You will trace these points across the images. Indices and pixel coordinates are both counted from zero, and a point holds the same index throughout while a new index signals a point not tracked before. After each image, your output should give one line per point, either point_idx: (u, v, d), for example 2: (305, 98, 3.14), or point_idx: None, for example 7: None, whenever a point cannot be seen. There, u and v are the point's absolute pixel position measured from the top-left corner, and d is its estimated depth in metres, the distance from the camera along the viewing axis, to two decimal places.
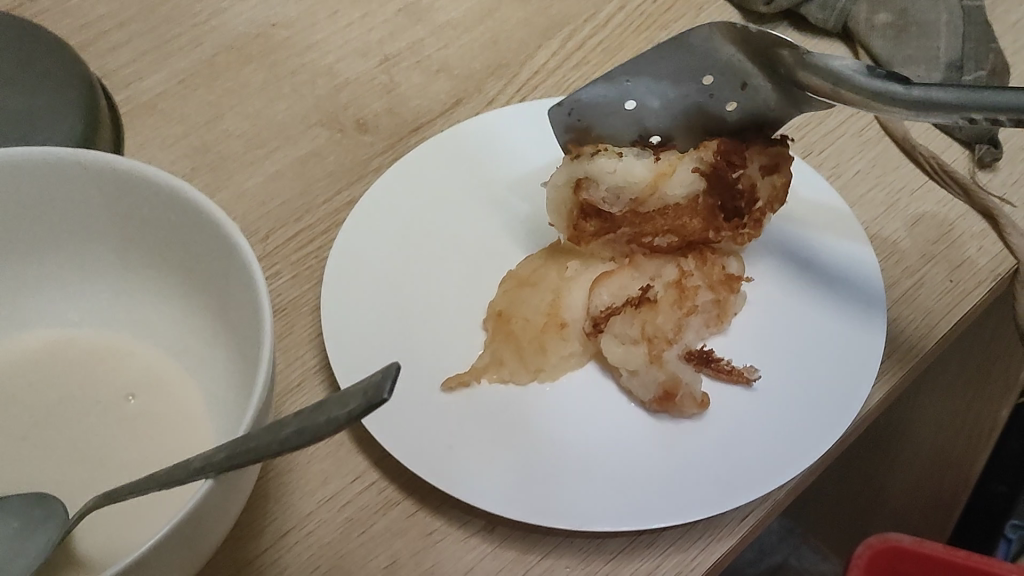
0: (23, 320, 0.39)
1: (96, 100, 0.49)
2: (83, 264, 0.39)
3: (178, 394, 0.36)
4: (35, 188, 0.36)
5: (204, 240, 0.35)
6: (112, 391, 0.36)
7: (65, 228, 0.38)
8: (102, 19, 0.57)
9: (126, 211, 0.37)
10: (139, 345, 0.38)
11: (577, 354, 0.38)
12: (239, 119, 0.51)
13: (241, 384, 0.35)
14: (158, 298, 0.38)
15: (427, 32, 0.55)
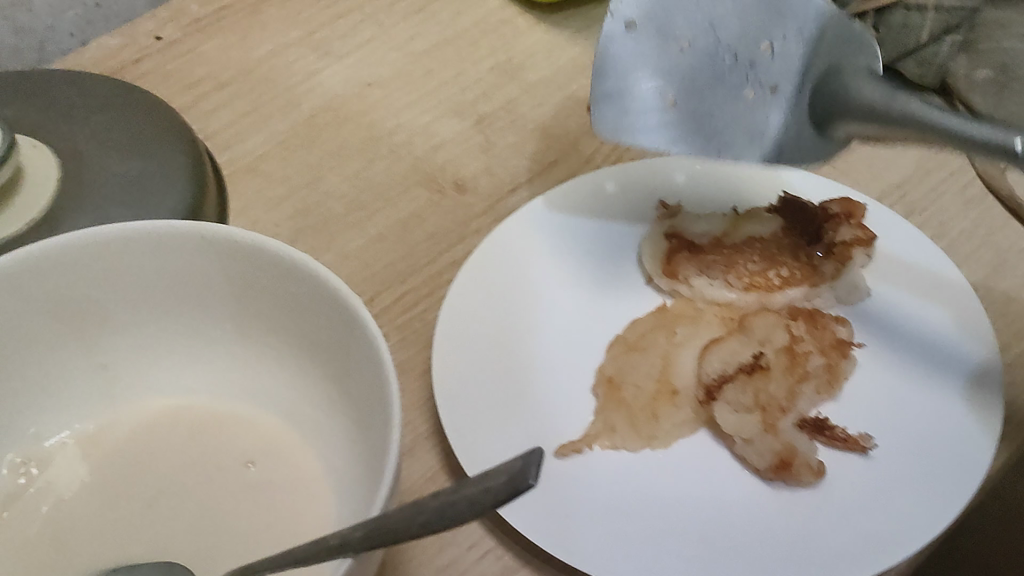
0: (143, 389, 0.40)
1: (202, 166, 0.50)
2: (199, 332, 0.39)
3: (298, 463, 0.37)
4: (155, 258, 0.37)
5: (320, 310, 0.36)
6: (232, 459, 0.37)
7: (182, 298, 0.38)
8: (202, 81, 0.58)
9: (241, 282, 0.37)
10: (256, 411, 0.39)
11: (690, 421, 0.39)
12: (339, 181, 0.52)
13: (356, 454, 0.35)
14: (272, 366, 0.39)
15: (521, 90, 0.56)
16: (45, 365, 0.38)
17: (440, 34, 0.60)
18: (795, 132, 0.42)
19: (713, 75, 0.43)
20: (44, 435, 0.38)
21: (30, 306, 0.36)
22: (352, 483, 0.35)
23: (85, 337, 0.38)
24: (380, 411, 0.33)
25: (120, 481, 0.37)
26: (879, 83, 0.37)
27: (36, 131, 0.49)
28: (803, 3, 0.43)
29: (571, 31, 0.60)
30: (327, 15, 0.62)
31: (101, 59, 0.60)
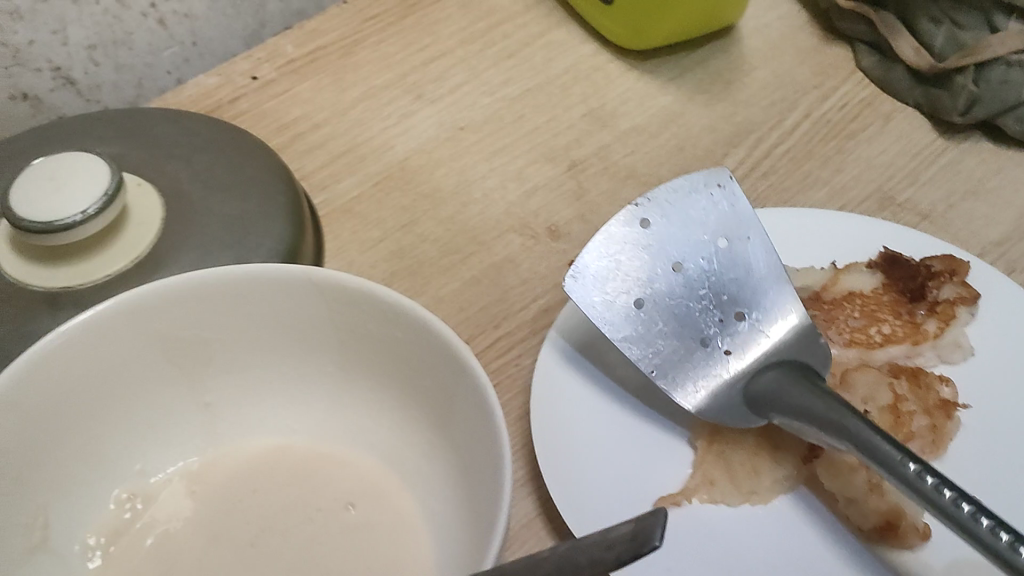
0: (247, 429, 0.40)
1: (300, 208, 0.51)
2: (303, 374, 0.40)
3: (400, 505, 0.37)
4: (262, 300, 0.37)
5: (426, 356, 0.36)
6: (332, 500, 0.37)
7: (288, 339, 0.39)
8: (297, 121, 0.59)
9: (348, 326, 0.38)
10: (358, 452, 0.39)
11: (791, 477, 0.39)
12: (433, 225, 0.52)
13: (457, 499, 0.35)
14: (374, 409, 0.40)
15: (613, 137, 0.56)
16: (152, 402, 0.39)
17: (531, 80, 0.61)
18: (740, 386, 0.40)
19: (686, 331, 0.41)
20: (150, 471, 0.39)
21: (141, 344, 0.37)
22: (456, 526, 0.35)
23: (191, 377, 0.39)
24: (486, 452, 0.33)
25: (222, 517, 0.37)
26: (816, 386, 0.38)
27: (140, 171, 0.51)
28: (784, 319, 0.42)
29: (662, 78, 0.60)
30: (419, 58, 0.63)
31: (198, 98, 0.61)
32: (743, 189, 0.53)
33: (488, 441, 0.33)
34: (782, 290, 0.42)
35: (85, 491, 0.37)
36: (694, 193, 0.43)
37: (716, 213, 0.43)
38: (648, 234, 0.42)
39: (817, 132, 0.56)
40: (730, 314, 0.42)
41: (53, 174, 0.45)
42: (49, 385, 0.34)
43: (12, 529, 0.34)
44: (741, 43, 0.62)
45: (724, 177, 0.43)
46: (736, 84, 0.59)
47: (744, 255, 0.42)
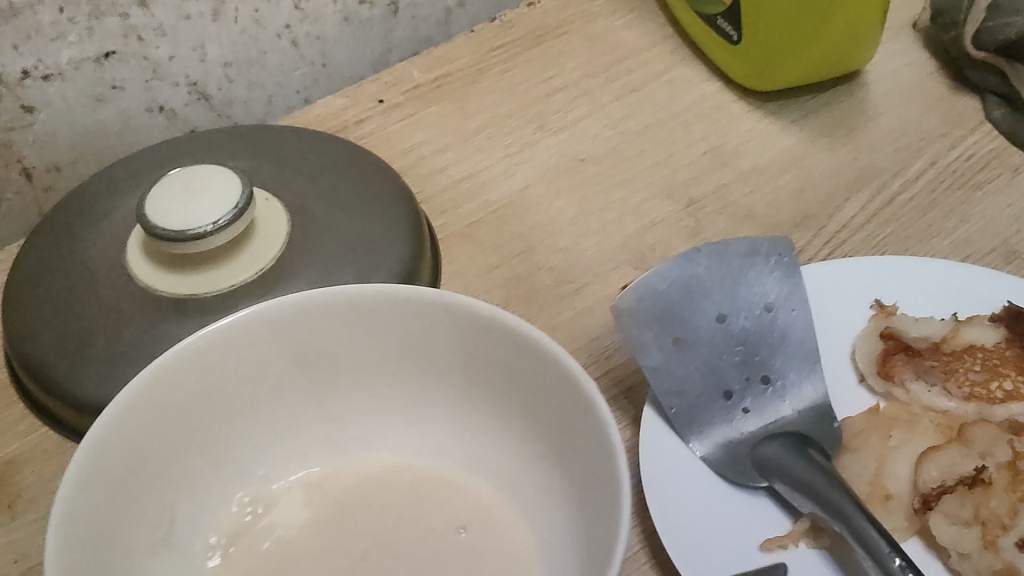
0: (373, 442, 0.41)
1: (421, 230, 0.52)
2: (426, 397, 0.41)
3: (512, 532, 0.38)
4: (391, 321, 0.38)
5: (552, 390, 0.36)
6: (445, 523, 0.38)
7: (413, 362, 0.40)
8: (421, 144, 0.60)
9: (471, 353, 0.38)
10: (476, 477, 0.40)
11: (901, 528, 0.39)
12: (550, 254, 0.53)
13: (569, 533, 0.35)
14: (492, 436, 0.40)
15: (733, 176, 0.57)
16: (280, 407, 0.40)
17: (653, 115, 0.61)
18: (749, 444, 0.41)
19: (712, 381, 0.42)
20: (275, 476, 0.40)
21: (270, 352, 0.38)
22: (565, 556, 0.35)
23: (319, 390, 0.40)
24: (604, 482, 0.33)
25: (336, 532, 0.38)
26: (819, 463, 0.39)
27: (269, 186, 0.52)
28: (803, 392, 0.43)
29: (785, 120, 0.60)
30: (542, 89, 0.63)
31: (325, 118, 0.63)
32: (862, 235, 0.52)
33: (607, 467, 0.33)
34: (811, 363, 0.43)
35: (213, 490, 0.39)
36: (757, 252, 0.43)
37: (768, 278, 0.43)
38: (707, 280, 0.42)
39: (941, 181, 0.55)
40: (753, 374, 0.43)
41: (188, 186, 0.47)
42: (179, 386, 0.36)
43: (143, 526, 0.35)
44: (867, 88, 0.61)
45: (787, 244, 0.44)
46: (861, 129, 0.59)
47: (784, 321, 0.43)
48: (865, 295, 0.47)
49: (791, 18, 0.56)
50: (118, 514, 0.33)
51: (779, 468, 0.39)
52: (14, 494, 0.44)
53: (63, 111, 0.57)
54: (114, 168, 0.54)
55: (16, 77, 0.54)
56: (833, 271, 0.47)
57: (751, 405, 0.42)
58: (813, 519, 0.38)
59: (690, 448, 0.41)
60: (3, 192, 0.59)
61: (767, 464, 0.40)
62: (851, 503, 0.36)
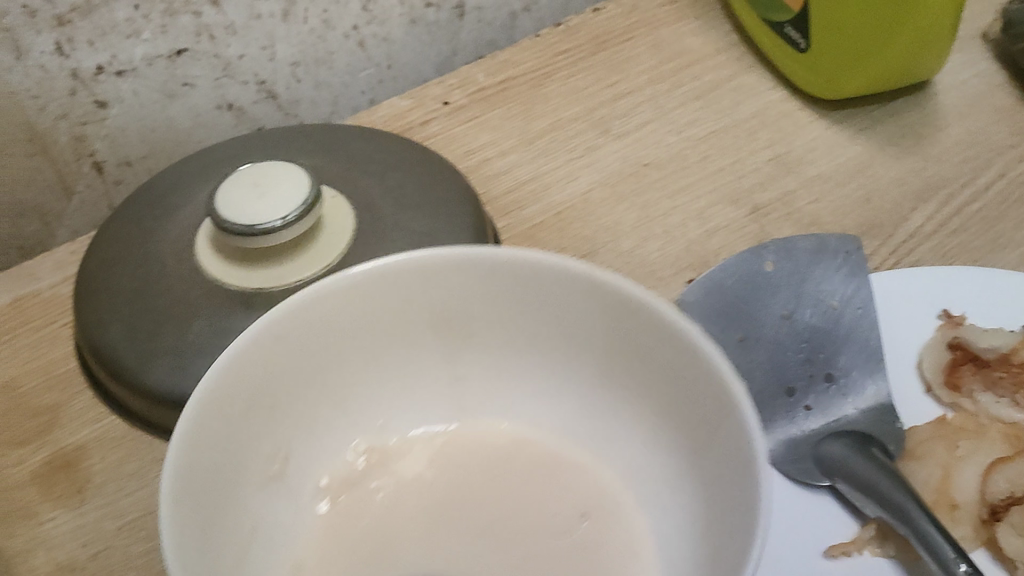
0: (498, 413, 0.42)
1: (485, 230, 0.52)
2: (561, 375, 0.40)
3: (629, 524, 0.36)
4: (517, 287, 0.38)
5: (676, 367, 0.34)
6: (566, 511, 0.37)
7: (544, 333, 0.39)
8: (485, 146, 0.60)
9: (603, 329, 0.37)
10: (602, 463, 0.39)
11: (967, 539, 0.39)
12: (613, 257, 0.53)
13: (691, 521, 0.34)
14: (621, 421, 0.38)
15: (798, 183, 0.56)
16: (401, 364, 0.41)
17: (718, 122, 0.61)
18: (812, 442, 0.41)
19: (775, 376, 0.44)
20: (390, 431, 0.41)
21: (400, 306, 0.39)
22: (680, 557, 0.33)
23: (446, 349, 0.41)
24: (725, 463, 0.31)
25: (444, 513, 0.38)
26: (883, 461, 0.39)
27: (336, 184, 0.53)
28: (867, 389, 0.43)
29: (851, 128, 0.60)
30: (607, 93, 0.64)
31: (391, 119, 0.63)
32: (929, 245, 0.52)
33: (735, 473, 0.30)
34: (875, 362, 0.44)
35: (330, 439, 0.40)
36: (826, 251, 0.47)
37: (835, 276, 0.46)
38: (772, 275, 0.47)
39: (1011, 192, 0.54)
40: (817, 373, 0.44)
41: (257, 182, 0.47)
42: (310, 333, 0.36)
43: (258, 465, 0.36)
44: (935, 98, 0.61)
45: (855, 242, 0.47)
46: (928, 139, 0.58)
47: (850, 320, 0.45)
48: (932, 305, 0.47)
49: (861, 24, 0.56)
50: (239, 449, 0.34)
51: (843, 467, 0.39)
52: (81, 479, 0.44)
53: (134, 106, 0.58)
54: (185, 163, 0.55)
55: (90, 72, 0.55)
56: (900, 283, 0.47)
57: (814, 402, 0.43)
58: (880, 524, 0.38)
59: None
60: (75, 185, 0.60)
61: (830, 463, 0.40)
62: (916, 505, 0.36)
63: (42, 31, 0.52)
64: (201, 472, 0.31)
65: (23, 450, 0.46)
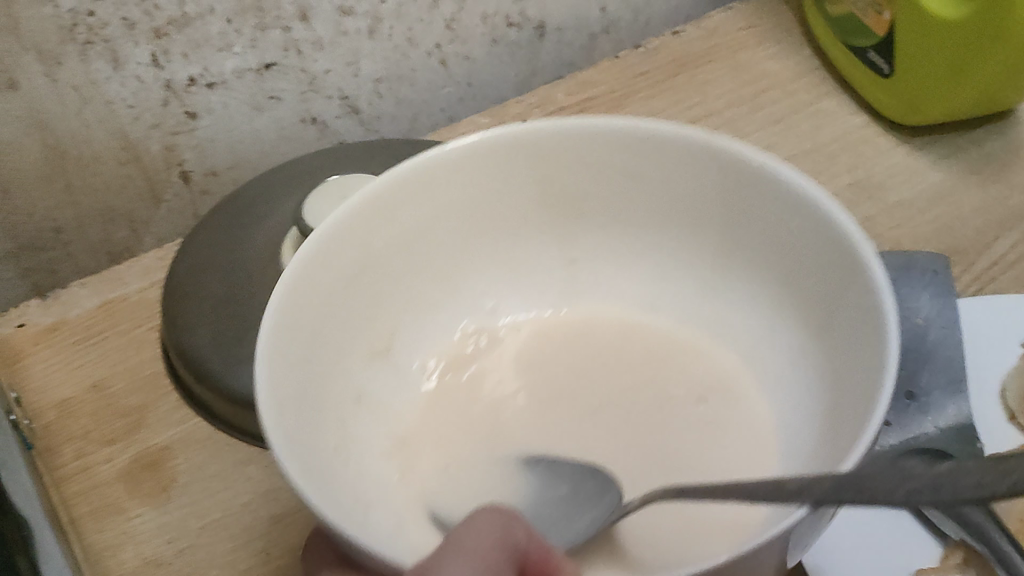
0: (609, 297, 0.48)
1: None
2: (676, 265, 0.46)
3: (751, 406, 0.41)
4: (651, 160, 0.42)
5: (791, 226, 0.39)
6: (686, 395, 0.42)
7: (675, 209, 0.44)
8: None
9: (731, 204, 0.41)
10: (721, 348, 0.44)
11: None
12: None
13: (800, 395, 0.39)
14: (747, 297, 0.43)
15: (879, 208, 0.56)
16: (518, 246, 0.47)
17: (798, 146, 0.61)
18: (890, 456, 0.41)
19: None
20: (498, 313, 0.48)
21: (518, 186, 0.44)
22: (799, 412, 0.39)
23: (559, 233, 0.47)
24: (835, 316, 0.37)
25: (577, 380, 0.44)
26: None
27: None
28: (947, 408, 0.43)
29: (933, 155, 0.59)
30: (685, 115, 0.64)
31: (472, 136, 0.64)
32: (1013, 273, 0.52)
33: (861, 332, 0.34)
34: (958, 383, 0.44)
35: (441, 318, 0.47)
36: (913, 266, 0.48)
37: (921, 292, 0.47)
38: None
39: None
40: (898, 391, 0.44)
41: (344, 192, 0.48)
42: (426, 212, 0.43)
43: (364, 339, 0.42)
44: (1018, 127, 0.60)
45: (940, 258, 0.49)
46: (1012, 167, 0.58)
47: (937, 336, 0.45)
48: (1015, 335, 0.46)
49: (946, 59, 0.56)
50: (348, 303, 0.40)
51: None
52: (168, 479, 0.45)
53: (223, 117, 0.60)
54: (273, 174, 0.56)
55: (182, 84, 0.57)
56: (983, 311, 0.47)
57: (894, 419, 0.43)
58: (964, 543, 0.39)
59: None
60: (163, 193, 0.61)
61: None
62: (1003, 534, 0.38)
63: (140, 43, 0.53)
64: (308, 308, 0.37)
65: (112, 449, 0.47)
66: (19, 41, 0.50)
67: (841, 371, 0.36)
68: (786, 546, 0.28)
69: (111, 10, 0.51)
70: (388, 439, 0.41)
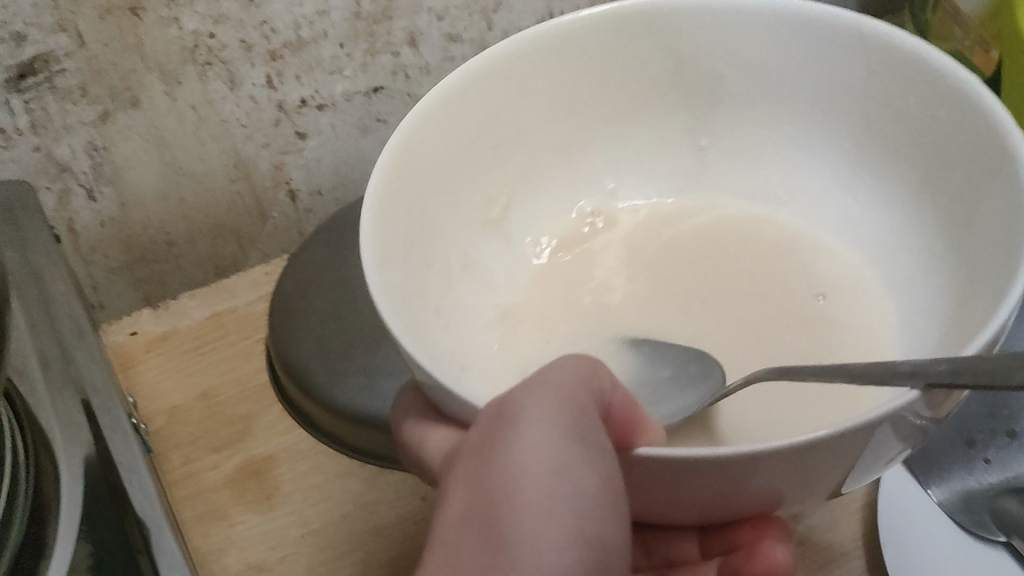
0: (739, 192, 0.50)
1: None
2: (816, 157, 0.47)
3: (866, 301, 0.44)
4: (792, 45, 0.44)
5: (928, 111, 0.40)
6: (805, 290, 0.45)
7: (809, 102, 0.46)
8: None
9: (871, 93, 0.43)
10: (846, 249, 0.47)
11: None
12: None
13: (914, 292, 0.42)
14: (875, 193, 0.45)
15: None
16: (636, 125, 0.49)
17: None
18: (988, 495, 0.44)
19: (956, 428, 0.46)
20: (618, 196, 0.51)
21: (636, 78, 0.47)
22: (918, 319, 0.41)
23: (695, 117, 0.49)
24: (972, 197, 0.38)
25: (693, 277, 0.47)
26: None
27: None
28: None
29: None
30: None
31: None
32: None
33: (1004, 221, 0.35)
34: None
35: (560, 197, 0.50)
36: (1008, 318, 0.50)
37: None
38: None
39: None
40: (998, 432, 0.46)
41: None
42: (542, 91, 0.45)
43: (480, 203, 0.46)
44: None
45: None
46: None
47: None
48: None
49: None
50: (471, 160, 0.45)
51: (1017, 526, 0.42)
52: (271, 487, 0.47)
53: (331, 138, 0.61)
54: None
55: (294, 105, 0.58)
56: None
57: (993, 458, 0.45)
58: None
59: (927, 492, 0.44)
60: (270, 210, 0.63)
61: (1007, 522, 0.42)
62: None
63: (256, 64, 0.55)
64: (421, 154, 0.41)
65: (217, 456, 0.48)
66: (143, 61, 0.52)
67: (968, 277, 0.38)
68: (863, 447, 0.29)
69: (231, 33, 0.53)
70: (497, 310, 0.46)
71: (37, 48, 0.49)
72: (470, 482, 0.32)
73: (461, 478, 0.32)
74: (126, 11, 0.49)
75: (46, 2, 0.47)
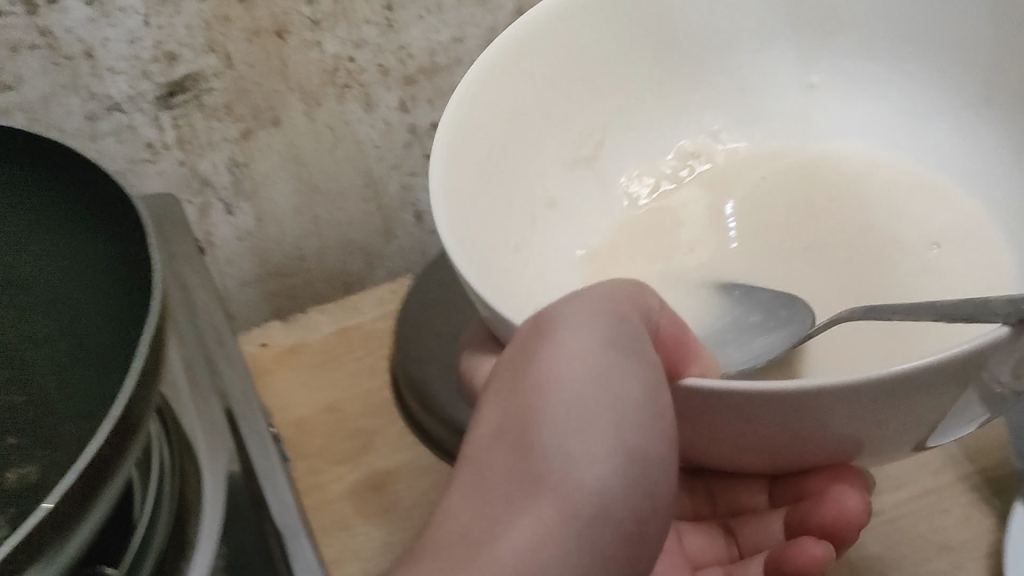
0: (840, 133, 0.48)
1: None
2: (921, 93, 0.45)
3: (980, 249, 0.42)
4: None
5: None
6: (919, 239, 0.43)
7: (918, 43, 0.44)
8: None
9: (996, 30, 0.41)
10: (964, 193, 0.44)
11: None
12: None
13: None
14: (994, 139, 0.43)
15: None
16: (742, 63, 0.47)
17: None
18: None
19: None
20: (722, 137, 0.49)
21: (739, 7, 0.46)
22: None
23: (808, 51, 0.47)
24: None
25: (791, 224, 0.46)
26: None
27: None
28: None
29: None
30: None
31: None
32: None
33: None
34: None
35: (649, 141, 0.48)
36: None
37: None
38: None
39: None
40: None
41: None
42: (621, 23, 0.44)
43: (571, 140, 0.46)
44: None
45: None
46: None
47: None
48: None
49: None
50: (548, 98, 0.44)
51: None
52: (391, 500, 0.48)
53: None
54: None
55: (424, 128, 0.60)
56: None
57: None
58: None
59: None
60: (396, 231, 0.65)
61: None
62: None
63: (391, 88, 0.57)
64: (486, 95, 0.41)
65: (341, 469, 0.50)
66: (285, 82, 0.54)
67: None
68: (920, 394, 0.27)
69: (369, 57, 0.55)
70: (581, 250, 0.46)
71: (188, 68, 0.51)
72: (513, 396, 0.31)
73: (503, 393, 0.31)
74: (272, 34, 0.51)
75: (199, 23, 0.49)
